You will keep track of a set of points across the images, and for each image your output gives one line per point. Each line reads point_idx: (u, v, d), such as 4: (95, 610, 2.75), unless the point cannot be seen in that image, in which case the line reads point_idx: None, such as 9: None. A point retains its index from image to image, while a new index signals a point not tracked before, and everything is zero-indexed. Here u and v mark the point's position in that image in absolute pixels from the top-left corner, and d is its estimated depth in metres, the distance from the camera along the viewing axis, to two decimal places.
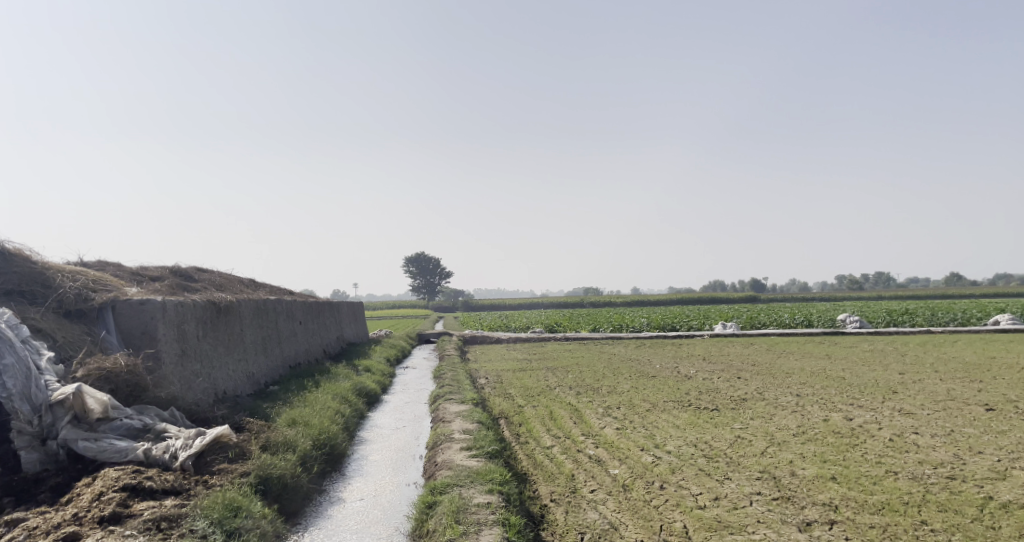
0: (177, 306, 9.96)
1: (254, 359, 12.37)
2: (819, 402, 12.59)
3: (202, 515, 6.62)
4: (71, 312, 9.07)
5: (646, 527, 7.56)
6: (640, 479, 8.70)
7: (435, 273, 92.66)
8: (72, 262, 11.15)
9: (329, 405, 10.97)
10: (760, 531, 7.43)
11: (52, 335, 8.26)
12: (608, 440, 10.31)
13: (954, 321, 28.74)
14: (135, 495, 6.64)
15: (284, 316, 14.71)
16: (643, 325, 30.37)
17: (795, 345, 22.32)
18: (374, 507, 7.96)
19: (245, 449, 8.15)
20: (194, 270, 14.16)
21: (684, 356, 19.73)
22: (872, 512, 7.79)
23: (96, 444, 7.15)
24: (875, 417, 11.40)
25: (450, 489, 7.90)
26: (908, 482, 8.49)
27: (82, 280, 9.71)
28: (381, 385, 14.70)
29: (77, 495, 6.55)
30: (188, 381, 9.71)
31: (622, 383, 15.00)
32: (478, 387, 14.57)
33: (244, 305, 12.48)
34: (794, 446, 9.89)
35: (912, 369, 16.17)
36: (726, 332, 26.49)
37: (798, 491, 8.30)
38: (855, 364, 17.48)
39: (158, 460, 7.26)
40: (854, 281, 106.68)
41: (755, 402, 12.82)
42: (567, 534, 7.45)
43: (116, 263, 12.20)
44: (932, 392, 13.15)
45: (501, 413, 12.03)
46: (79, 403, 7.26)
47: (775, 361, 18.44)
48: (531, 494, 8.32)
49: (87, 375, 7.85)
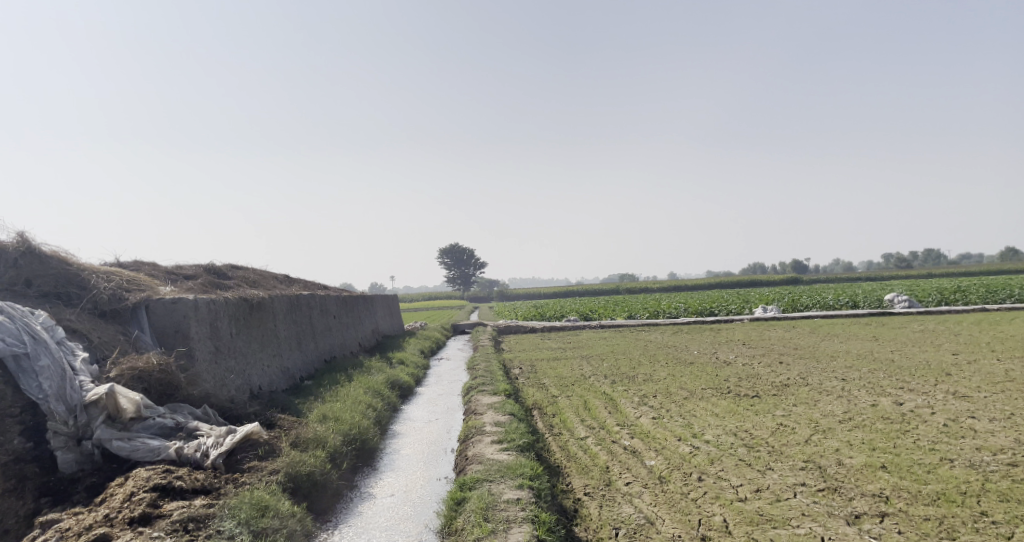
0: (208, 304, 10.01)
1: (289, 353, 12.44)
2: (866, 386, 12.16)
3: (230, 515, 6.65)
4: (106, 313, 9.18)
5: (684, 521, 7.35)
6: (678, 471, 8.47)
7: (470, 263, 92.88)
8: (107, 264, 11.32)
9: (360, 399, 10.96)
10: (806, 525, 7.16)
11: (87, 335, 8.36)
12: (644, 430, 10.10)
13: (1010, 299, 27.62)
14: (165, 495, 6.69)
15: (317, 310, 14.77)
16: (680, 311, 29.89)
17: (841, 327, 21.68)
18: (404, 503, 7.90)
19: (274, 446, 8.18)
20: (228, 268, 14.31)
21: (723, 342, 19.29)
22: (926, 504, 7.45)
23: (130, 443, 7.23)
24: (926, 401, 10.94)
25: (480, 485, 7.80)
26: (964, 470, 8.10)
27: (116, 280, 9.84)
28: (414, 378, 14.70)
29: (110, 495, 6.64)
30: (221, 378, 9.75)
31: (658, 371, 14.71)
32: (512, 377, 14.46)
33: (277, 301, 12.55)
34: (839, 433, 9.55)
35: (965, 349, 15.54)
36: (767, 316, 25.83)
37: (844, 481, 7.99)
38: (905, 345, 16.86)
39: (190, 459, 7.32)
40: (901, 260, 103.88)
41: (798, 387, 12.43)
42: (601, 530, 7.29)
43: (150, 263, 12.34)
44: (987, 374, 12.59)
45: (535, 405, 11.88)
46: (112, 403, 7.34)
47: (818, 344, 17.91)
48: (564, 488, 8.19)
49: (121, 375, 7.94)
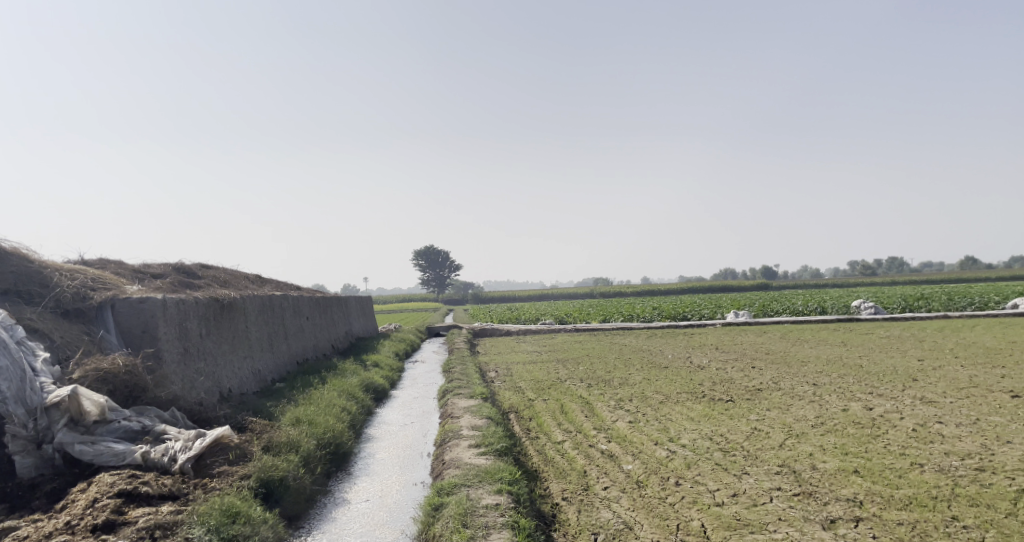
0: (177, 304, 9.73)
1: (260, 355, 12.18)
2: (837, 391, 12.27)
3: (199, 522, 6.42)
4: (69, 312, 8.85)
5: (662, 526, 7.28)
6: (655, 475, 8.41)
7: (445, 266, 92.65)
8: (71, 261, 10.95)
9: (335, 402, 10.74)
10: (782, 530, 7.14)
11: (49, 335, 8.06)
12: (621, 434, 10.03)
13: (971, 306, 28.23)
14: (131, 501, 6.45)
15: (290, 311, 14.50)
16: (654, 315, 30.00)
17: (810, 332, 21.94)
18: (379, 508, 7.73)
19: (246, 451, 7.94)
20: (197, 267, 13.96)
21: (697, 346, 19.36)
22: (899, 508, 7.48)
23: (93, 447, 6.95)
24: (895, 406, 11.06)
25: (457, 490, 7.66)
26: (934, 474, 8.17)
27: (80, 279, 9.51)
28: (389, 380, 14.48)
29: (71, 501, 6.37)
30: (190, 380, 9.47)
31: (634, 375, 14.69)
32: (488, 380, 14.33)
33: (249, 302, 12.27)
34: (813, 437, 9.59)
35: (931, 355, 15.78)
36: (738, 321, 26.03)
37: (819, 486, 8.00)
38: (873, 351, 17.06)
39: (157, 463, 7.06)
40: (867, 268, 105.96)
41: (771, 392, 12.48)
42: (580, 535, 7.20)
43: (117, 260, 11.97)
44: (953, 380, 12.77)
45: (511, 408, 11.76)
46: (75, 405, 7.06)
47: (789, 350, 18.06)
48: (542, 492, 8.09)
49: (84, 376, 7.65)
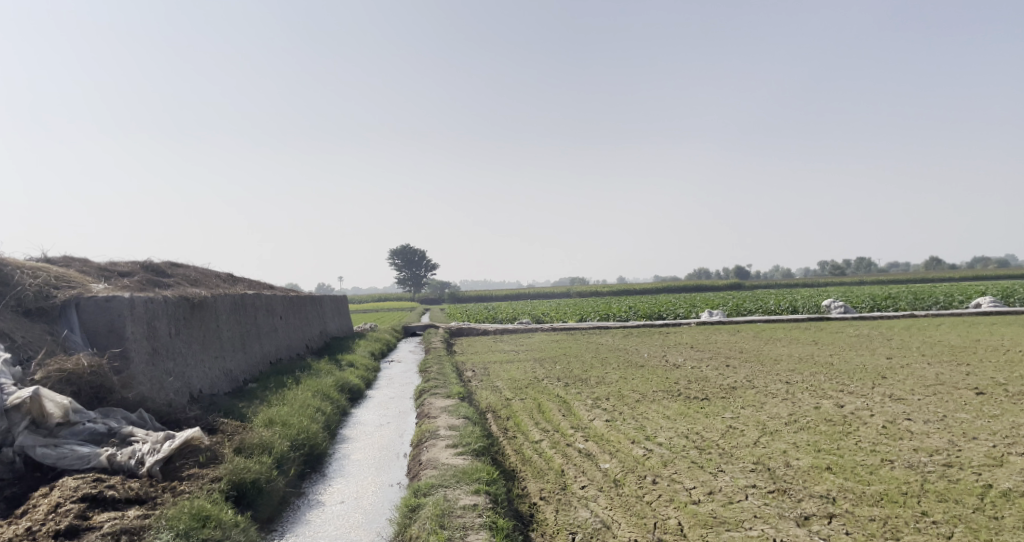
0: (146, 302, 9.47)
1: (232, 355, 11.93)
2: (809, 389, 12.38)
3: (167, 526, 6.24)
4: (31, 311, 8.59)
5: (640, 525, 7.25)
6: (632, 474, 8.39)
7: (421, 266, 92.36)
8: (35, 258, 10.65)
9: (309, 403, 10.56)
10: (758, 527, 7.14)
11: (9, 335, 7.80)
12: (597, 432, 10.01)
13: (936, 305, 28.80)
14: (95, 506, 6.24)
15: (263, 310, 14.25)
16: (630, 314, 30.13)
17: (782, 331, 22.16)
18: (355, 510, 7.59)
19: (216, 452, 7.75)
20: (167, 265, 13.67)
21: (672, 345, 19.44)
22: (871, 504, 7.54)
23: (56, 451, 6.72)
24: (865, 403, 11.18)
25: (434, 491, 7.55)
26: (904, 470, 8.25)
27: (43, 277, 9.23)
28: (365, 380, 14.31)
29: (32, 507, 6.15)
30: (159, 381, 9.23)
31: (610, 374, 14.69)
32: (465, 380, 14.22)
33: (220, 301, 12.02)
34: (786, 435, 9.65)
35: (898, 353, 16.02)
36: (712, 320, 26.17)
37: (793, 483, 8.04)
38: (843, 349, 17.28)
39: (123, 467, 6.85)
40: (836, 267, 107.75)
41: (745, 390, 12.54)
42: (557, 535, 7.14)
43: (82, 258, 11.66)
44: (921, 377, 12.96)
45: (488, 407, 11.68)
46: (37, 407, 6.83)
47: (762, 348, 18.21)
48: (519, 492, 8.01)
49: (46, 377, 7.42)
